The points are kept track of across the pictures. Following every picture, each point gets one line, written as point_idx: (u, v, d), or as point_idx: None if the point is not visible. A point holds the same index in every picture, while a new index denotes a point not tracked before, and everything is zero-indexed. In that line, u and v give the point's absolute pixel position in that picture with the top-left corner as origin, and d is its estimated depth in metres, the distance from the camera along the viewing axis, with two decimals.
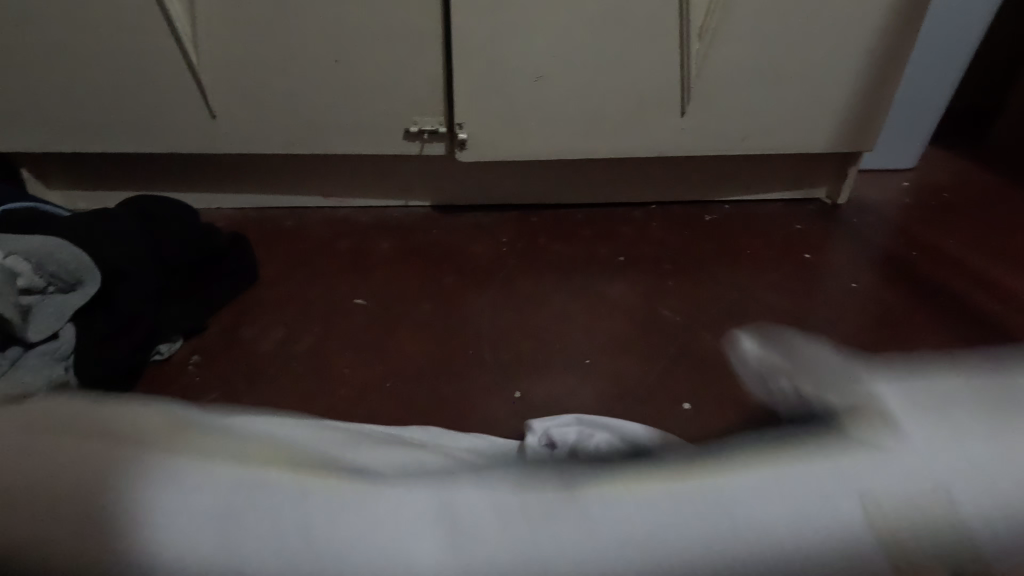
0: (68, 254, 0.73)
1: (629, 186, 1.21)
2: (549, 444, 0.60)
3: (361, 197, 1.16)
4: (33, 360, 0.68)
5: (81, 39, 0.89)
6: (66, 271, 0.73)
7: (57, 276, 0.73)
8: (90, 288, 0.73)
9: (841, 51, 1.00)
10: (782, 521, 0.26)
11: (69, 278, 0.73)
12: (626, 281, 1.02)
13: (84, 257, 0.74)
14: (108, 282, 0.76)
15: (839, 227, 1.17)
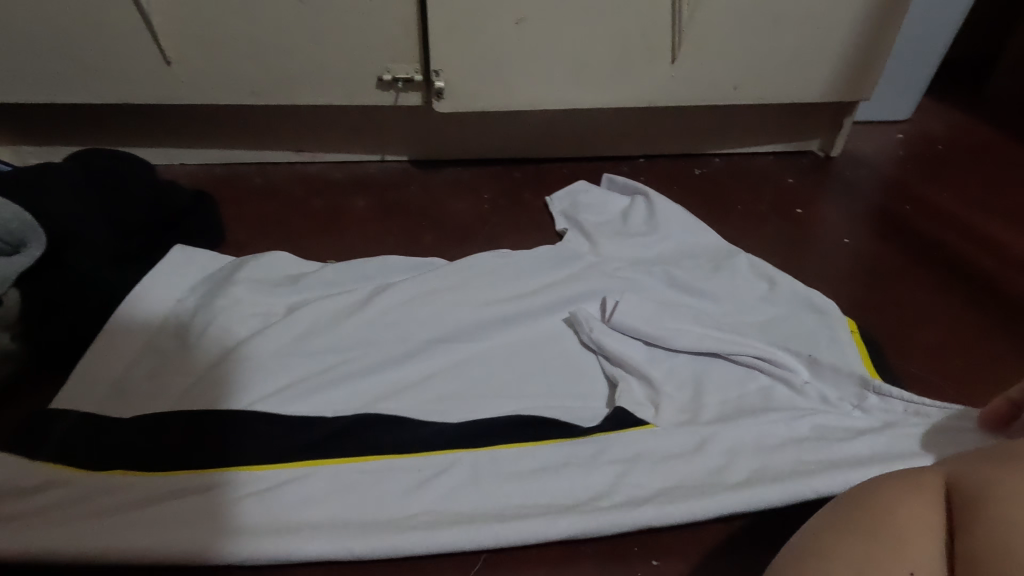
0: (7, 212, 0.66)
1: (612, 139, 1.19)
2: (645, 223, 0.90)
3: (340, 154, 1.11)
4: None
5: (56, 16, 0.85)
6: (7, 231, 0.66)
7: (25, 240, 0.67)
8: (35, 250, 0.67)
9: (830, 14, 0.98)
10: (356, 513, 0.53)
11: (13, 239, 0.67)
12: (644, 171, 1.20)
13: (26, 215, 0.67)
14: (55, 242, 0.70)
15: (830, 181, 1.21)
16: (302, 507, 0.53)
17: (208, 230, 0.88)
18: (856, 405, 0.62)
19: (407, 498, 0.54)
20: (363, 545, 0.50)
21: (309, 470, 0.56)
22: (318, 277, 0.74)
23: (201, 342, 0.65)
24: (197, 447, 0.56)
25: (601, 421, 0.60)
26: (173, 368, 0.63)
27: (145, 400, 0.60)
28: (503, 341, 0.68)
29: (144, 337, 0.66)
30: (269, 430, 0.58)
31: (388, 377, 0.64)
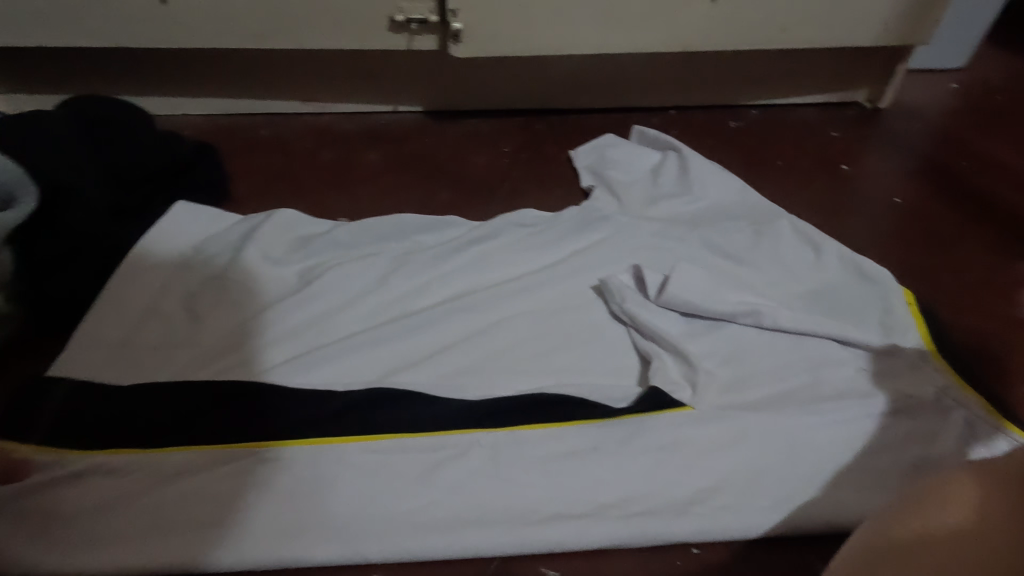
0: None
1: (641, 88, 1.11)
2: (677, 182, 0.84)
3: (351, 104, 1.04)
4: None
5: None
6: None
7: (14, 194, 0.63)
8: (26, 205, 0.63)
9: None
10: (362, 509, 0.49)
11: (0, 194, 0.63)
12: (674, 125, 1.11)
13: (16, 167, 0.63)
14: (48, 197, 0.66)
15: (878, 134, 1.11)
16: (314, 491, 0.50)
17: (210, 181, 0.83)
18: (916, 393, 0.58)
19: (422, 485, 0.51)
20: (375, 544, 0.48)
21: (324, 449, 0.52)
22: (329, 241, 0.69)
23: (205, 313, 0.61)
24: (201, 422, 0.53)
25: (633, 401, 0.56)
26: (175, 338, 0.59)
27: (147, 370, 0.57)
28: (528, 311, 0.64)
29: (145, 302, 0.62)
30: (279, 407, 0.54)
31: (404, 349, 0.59)
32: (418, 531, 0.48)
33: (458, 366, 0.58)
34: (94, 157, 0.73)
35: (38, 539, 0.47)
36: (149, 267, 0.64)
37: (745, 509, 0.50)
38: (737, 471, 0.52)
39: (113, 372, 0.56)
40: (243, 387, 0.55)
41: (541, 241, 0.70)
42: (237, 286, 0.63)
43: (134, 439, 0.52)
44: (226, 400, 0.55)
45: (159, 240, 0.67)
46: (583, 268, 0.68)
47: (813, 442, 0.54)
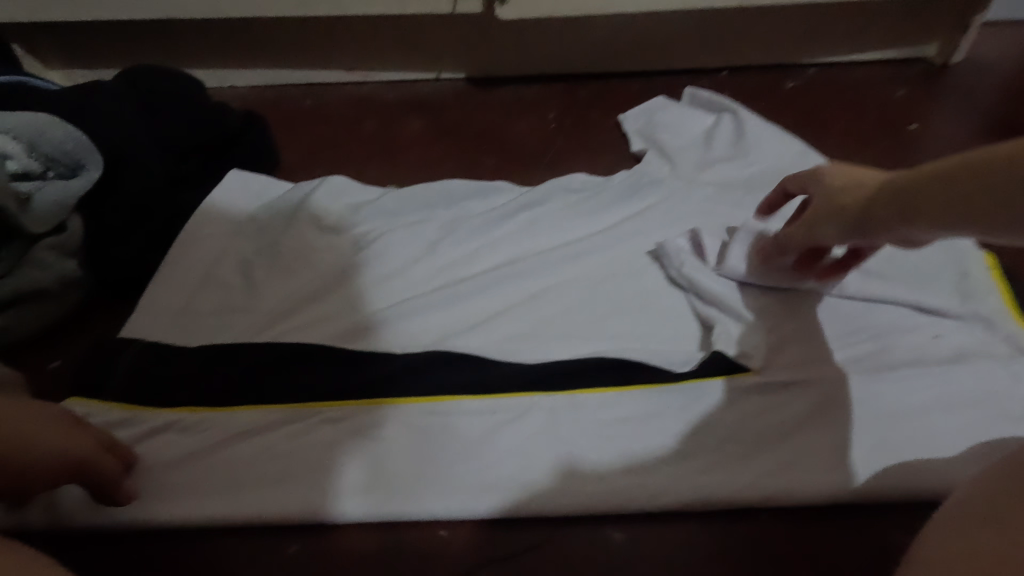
0: (62, 133, 0.64)
1: (692, 48, 1.06)
2: (733, 144, 0.80)
3: (393, 72, 1.03)
4: (47, 256, 0.63)
5: None
6: (63, 153, 0.64)
7: (81, 162, 0.65)
8: (92, 173, 0.65)
9: None
10: (423, 470, 0.50)
11: (69, 162, 0.65)
12: (726, 87, 1.07)
13: (82, 137, 0.65)
14: (110, 168, 0.68)
15: (948, 92, 1.04)
16: (378, 451, 0.51)
17: (262, 151, 0.84)
18: (999, 361, 0.55)
19: (482, 447, 0.51)
20: (441, 503, 0.48)
21: (386, 410, 0.53)
22: (380, 207, 0.69)
23: (263, 279, 0.62)
24: (263, 384, 0.55)
25: (693, 367, 0.55)
26: (237, 304, 0.60)
27: (211, 333, 0.58)
28: (582, 277, 0.62)
29: (206, 267, 0.63)
30: (338, 369, 0.55)
31: (459, 314, 0.59)
32: (481, 490, 0.49)
33: (513, 331, 0.58)
34: (153, 126, 0.74)
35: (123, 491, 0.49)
36: (210, 235, 0.66)
37: (811, 477, 0.49)
38: (804, 439, 0.51)
39: (180, 335, 0.58)
40: (303, 349, 0.56)
41: (593, 206, 0.69)
42: (292, 252, 0.64)
43: (202, 399, 0.54)
44: (287, 363, 0.55)
45: (218, 207, 0.68)
46: (637, 234, 0.66)
47: (885, 410, 0.52)
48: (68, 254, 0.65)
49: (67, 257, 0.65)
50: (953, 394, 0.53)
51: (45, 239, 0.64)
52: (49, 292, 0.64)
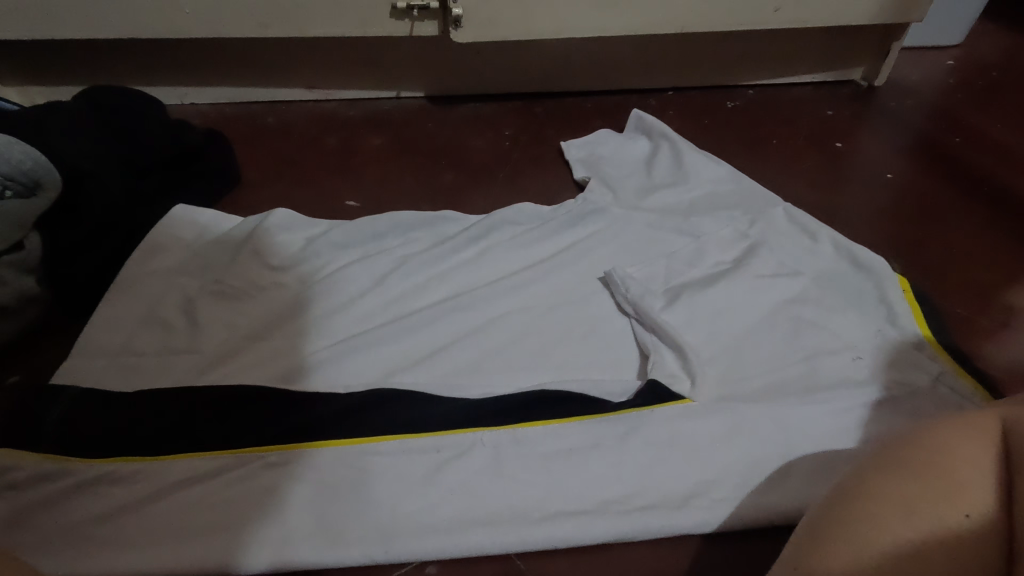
0: (21, 153, 0.63)
1: (641, 70, 1.12)
2: (673, 167, 0.87)
3: (352, 90, 1.05)
4: (4, 273, 0.62)
5: None
6: (22, 171, 0.63)
7: (38, 182, 0.64)
8: (51, 194, 0.64)
9: None
10: (370, 515, 0.52)
11: (26, 179, 0.63)
12: (671, 106, 1.13)
13: (42, 157, 0.64)
14: (69, 186, 0.67)
15: (872, 112, 1.13)
16: (323, 494, 0.53)
17: (222, 169, 0.85)
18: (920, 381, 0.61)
19: (427, 485, 0.53)
20: (388, 543, 0.50)
21: (329, 452, 0.55)
22: (326, 243, 0.72)
23: (206, 321, 0.63)
24: (209, 429, 0.56)
25: (633, 395, 0.60)
26: (179, 344, 0.61)
27: (156, 375, 0.59)
28: (526, 311, 0.66)
29: (148, 309, 0.64)
30: (288, 409, 0.57)
31: (411, 346, 0.63)
32: (426, 532, 0.51)
33: (455, 363, 0.62)
34: (114, 146, 0.74)
35: (60, 548, 0.49)
36: (151, 273, 0.67)
37: (736, 500, 0.53)
38: (730, 464, 0.55)
39: (134, 372, 0.59)
40: (249, 392, 0.58)
41: (536, 242, 0.73)
42: (239, 292, 0.65)
43: (145, 447, 0.54)
44: (236, 405, 0.57)
45: (165, 248, 0.70)
46: (576, 268, 0.71)
47: (806, 426, 0.57)
48: (26, 271, 0.64)
49: (25, 274, 0.64)
50: (868, 413, 0.59)
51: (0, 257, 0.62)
52: (6, 308, 0.63)
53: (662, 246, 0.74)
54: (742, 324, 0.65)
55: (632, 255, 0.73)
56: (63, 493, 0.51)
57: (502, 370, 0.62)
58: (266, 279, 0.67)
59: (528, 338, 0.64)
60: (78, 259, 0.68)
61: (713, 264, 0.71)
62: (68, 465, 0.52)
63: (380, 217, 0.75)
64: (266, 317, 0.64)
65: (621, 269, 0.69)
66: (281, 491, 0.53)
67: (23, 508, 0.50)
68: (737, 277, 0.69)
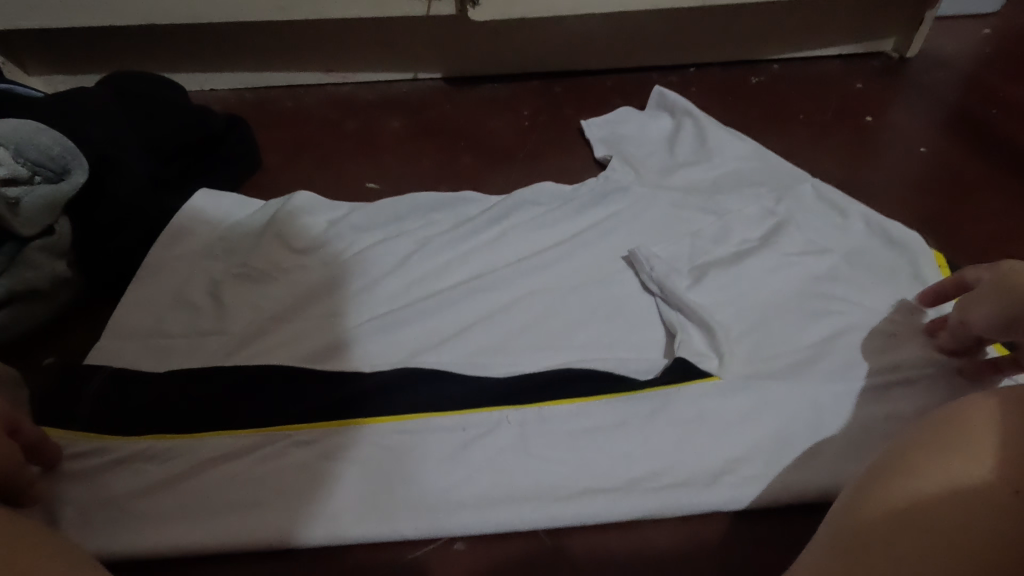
0: (48, 139, 0.64)
1: (662, 46, 1.09)
2: (697, 145, 0.85)
3: (371, 73, 1.04)
4: (38, 258, 0.63)
5: None
6: (51, 158, 0.63)
7: (67, 167, 0.65)
8: (79, 178, 0.65)
9: None
10: (397, 492, 0.52)
11: (54, 166, 0.64)
12: (694, 83, 1.10)
13: (67, 141, 0.65)
14: (97, 172, 0.68)
15: (904, 85, 1.09)
16: (351, 472, 0.53)
17: (243, 153, 0.85)
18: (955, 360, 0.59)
19: (453, 463, 0.54)
20: (416, 519, 0.51)
21: (356, 430, 0.55)
22: (348, 225, 0.72)
23: (231, 304, 0.63)
24: (238, 408, 0.56)
25: (658, 374, 0.59)
26: (206, 326, 0.62)
27: (181, 356, 0.59)
28: (549, 292, 0.66)
29: (175, 292, 0.65)
30: (314, 388, 0.58)
31: (431, 328, 0.63)
32: (453, 508, 0.52)
33: (478, 343, 0.61)
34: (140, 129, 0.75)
35: (98, 522, 0.50)
36: (175, 257, 0.68)
37: (765, 479, 0.53)
38: (760, 443, 0.54)
39: (163, 354, 0.60)
40: (276, 372, 0.58)
41: (559, 222, 0.72)
42: (264, 275, 0.66)
43: (173, 427, 0.55)
44: (261, 386, 0.57)
45: (189, 231, 0.71)
46: (598, 248, 0.70)
47: (839, 405, 0.56)
48: (58, 256, 0.65)
49: (57, 258, 0.65)
50: (904, 394, 0.57)
51: (33, 241, 0.63)
52: (40, 292, 0.64)
53: (686, 224, 0.73)
54: (771, 303, 0.64)
55: (656, 234, 0.71)
56: (100, 469, 0.52)
57: (526, 350, 0.61)
58: (290, 262, 0.68)
59: (552, 318, 0.64)
60: (105, 243, 0.68)
61: (739, 242, 0.70)
62: (104, 442, 0.53)
63: (402, 198, 0.75)
64: (289, 299, 0.64)
65: (645, 249, 0.67)
66: (310, 468, 0.53)
67: (61, 484, 0.51)
68: (764, 255, 0.68)
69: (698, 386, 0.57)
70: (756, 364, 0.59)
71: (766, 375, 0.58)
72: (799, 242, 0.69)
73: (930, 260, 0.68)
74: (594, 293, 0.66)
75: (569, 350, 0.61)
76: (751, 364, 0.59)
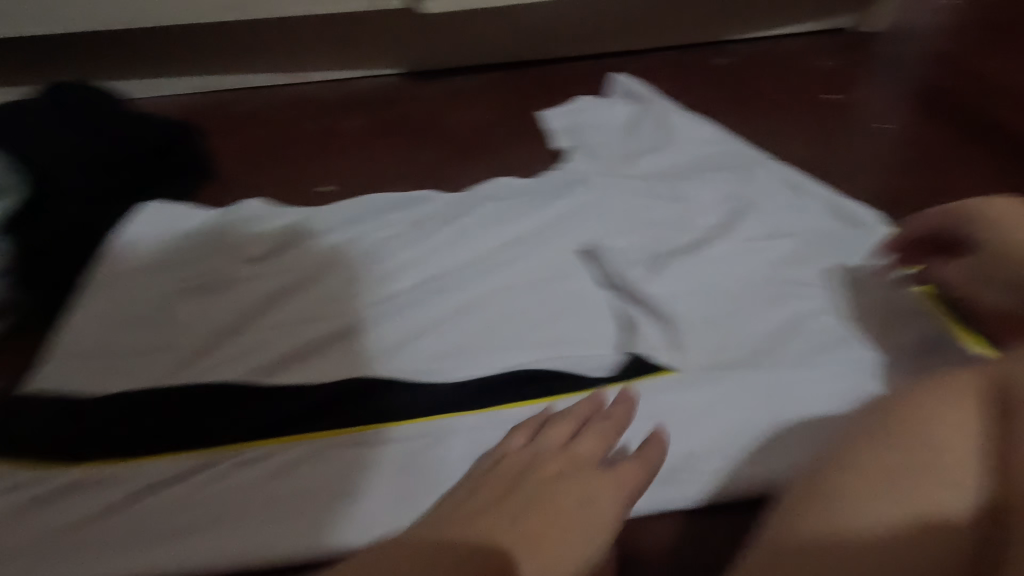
0: None
1: (624, 31, 1.08)
2: (660, 131, 0.84)
3: (329, 71, 1.02)
4: None
5: None
6: None
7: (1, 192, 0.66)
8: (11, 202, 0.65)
9: None
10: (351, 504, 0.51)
11: None
12: (659, 66, 1.08)
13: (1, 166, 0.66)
14: None
15: (870, 59, 1.08)
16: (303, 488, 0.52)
17: (193, 162, 0.84)
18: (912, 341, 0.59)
19: (407, 472, 0.53)
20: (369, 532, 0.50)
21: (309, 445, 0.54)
22: (301, 230, 0.70)
23: (180, 319, 0.62)
24: (187, 426, 0.55)
25: (612, 371, 0.58)
26: (155, 343, 0.60)
27: (128, 376, 0.58)
28: (507, 289, 0.65)
29: (121, 308, 0.63)
30: (267, 402, 0.56)
31: (387, 333, 0.61)
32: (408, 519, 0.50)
33: (435, 346, 0.60)
34: (82, 142, 0.72)
35: (42, 552, 0.49)
36: (121, 272, 0.66)
37: (723, 472, 0.52)
38: (720, 435, 0.54)
39: (108, 373, 0.58)
40: (225, 388, 0.57)
41: (518, 217, 0.71)
42: (213, 288, 0.64)
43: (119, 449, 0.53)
44: (211, 403, 0.56)
45: (135, 242, 0.68)
46: (558, 242, 0.69)
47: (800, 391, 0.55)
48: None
49: None
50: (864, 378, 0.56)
51: None
52: None
53: (648, 212, 0.71)
54: (732, 290, 0.63)
55: (616, 224, 0.70)
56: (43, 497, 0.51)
57: (484, 351, 0.60)
58: (240, 271, 0.66)
59: (511, 316, 0.63)
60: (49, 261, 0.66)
61: (699, 229, 0.69)
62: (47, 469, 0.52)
63: (357, 200, 0.74)
64: (240, 311, 0.62)
65: (604, 243, 0.66)
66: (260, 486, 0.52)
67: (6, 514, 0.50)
68: (725, 241, 0.67)
69: (655, 380, 0.57)
70: (715, 354, 0.59)
71: (725, 366, 0.58)
72: (760, 226, 0.68)
73: (891, 239, 0.67)
74: (553, 290, 0.65)
75: (528, 348, 0.60)
76: (709, 355, 0.59)
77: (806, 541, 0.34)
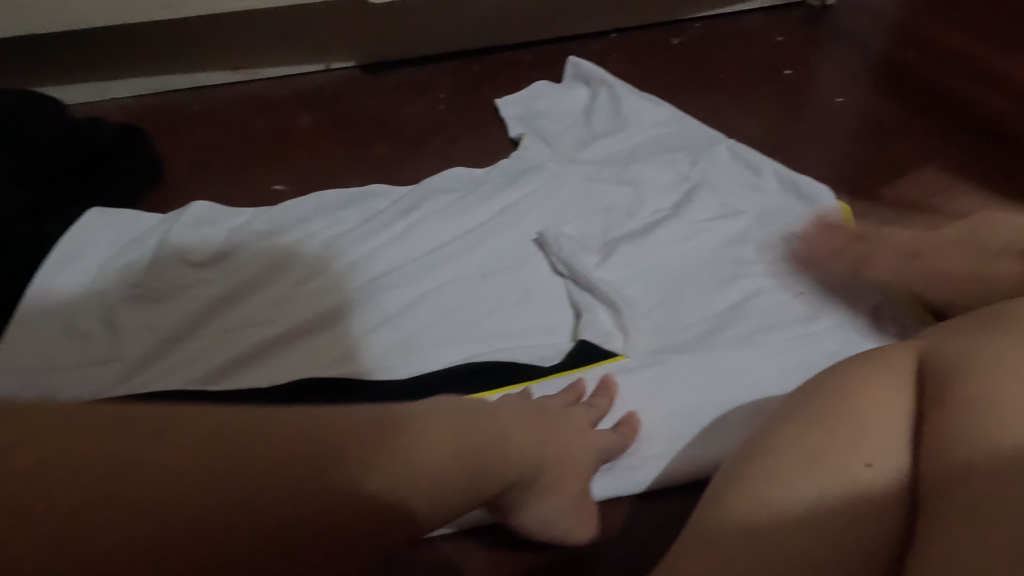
0: None
1: (579, 14, 1.07)
2: (613, 114, 0.83)
3: (280, 67, 1.00)
4: None
5: None
6: None
7: None
8: None
9: None
10: None
11: None
12: (615, 49, 1.08)
13: None
14: None
15: (824, 33, 1.09)
16: None
17: (141, 165, 0.81)
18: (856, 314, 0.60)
19: None
20: None
21: None
22: (249, 232, 0.69)
23: (124, 329, 0.60)
24: None
25: (561, 359, 0.58)
26: (99, 355, 0.59)
27: (71, 388, 0.56)
28: (459, 282, 0.64)
29: (62, 321, 0.61)
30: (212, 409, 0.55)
31: (338, 332, 0.61)
32: None
33: (385, 344, 0.60)
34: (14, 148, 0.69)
35: None
36: (60, 283, 0.64)
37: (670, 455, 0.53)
38: (669, 419, 0.54)
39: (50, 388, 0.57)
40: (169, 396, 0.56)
41: (469, 208, 0.70)
42: (158, 295, 0.63)
43: None
44: None
45: (74, 251, 0.66)
46: (509, 233, 0.68)
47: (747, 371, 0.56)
48: None
49: None
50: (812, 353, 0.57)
51: None
52: None
53: (600, 197, 0.71)
54: (682, 272, 0.63)
55: (568, 212, 0.70)
56: None
57: (437, 345, 0.60)
58: (186, 277, 0.64)
59: (463, 309, 0.62)
60: None
61: (651, 212, 0.69)
62: None
63: (307, 198, 0.72)
64: (185, 317, 0.61)
65: (554, 231, 0.66)
66: None
67: None
68: (676, 222, 0.67)
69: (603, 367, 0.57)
70: (664, 337, 0.59)
71: (674, 349, 0.58)
72: (711, 207, 0.68)
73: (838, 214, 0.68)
74: (502, 282, 0.64)
75: (480, 341, 0.60)
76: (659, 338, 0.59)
77: (732, 521, 0.37)
